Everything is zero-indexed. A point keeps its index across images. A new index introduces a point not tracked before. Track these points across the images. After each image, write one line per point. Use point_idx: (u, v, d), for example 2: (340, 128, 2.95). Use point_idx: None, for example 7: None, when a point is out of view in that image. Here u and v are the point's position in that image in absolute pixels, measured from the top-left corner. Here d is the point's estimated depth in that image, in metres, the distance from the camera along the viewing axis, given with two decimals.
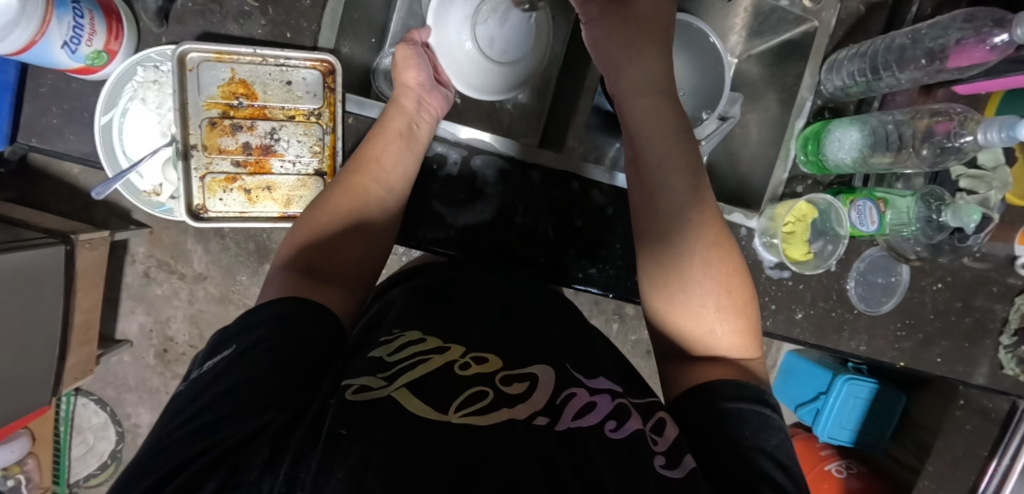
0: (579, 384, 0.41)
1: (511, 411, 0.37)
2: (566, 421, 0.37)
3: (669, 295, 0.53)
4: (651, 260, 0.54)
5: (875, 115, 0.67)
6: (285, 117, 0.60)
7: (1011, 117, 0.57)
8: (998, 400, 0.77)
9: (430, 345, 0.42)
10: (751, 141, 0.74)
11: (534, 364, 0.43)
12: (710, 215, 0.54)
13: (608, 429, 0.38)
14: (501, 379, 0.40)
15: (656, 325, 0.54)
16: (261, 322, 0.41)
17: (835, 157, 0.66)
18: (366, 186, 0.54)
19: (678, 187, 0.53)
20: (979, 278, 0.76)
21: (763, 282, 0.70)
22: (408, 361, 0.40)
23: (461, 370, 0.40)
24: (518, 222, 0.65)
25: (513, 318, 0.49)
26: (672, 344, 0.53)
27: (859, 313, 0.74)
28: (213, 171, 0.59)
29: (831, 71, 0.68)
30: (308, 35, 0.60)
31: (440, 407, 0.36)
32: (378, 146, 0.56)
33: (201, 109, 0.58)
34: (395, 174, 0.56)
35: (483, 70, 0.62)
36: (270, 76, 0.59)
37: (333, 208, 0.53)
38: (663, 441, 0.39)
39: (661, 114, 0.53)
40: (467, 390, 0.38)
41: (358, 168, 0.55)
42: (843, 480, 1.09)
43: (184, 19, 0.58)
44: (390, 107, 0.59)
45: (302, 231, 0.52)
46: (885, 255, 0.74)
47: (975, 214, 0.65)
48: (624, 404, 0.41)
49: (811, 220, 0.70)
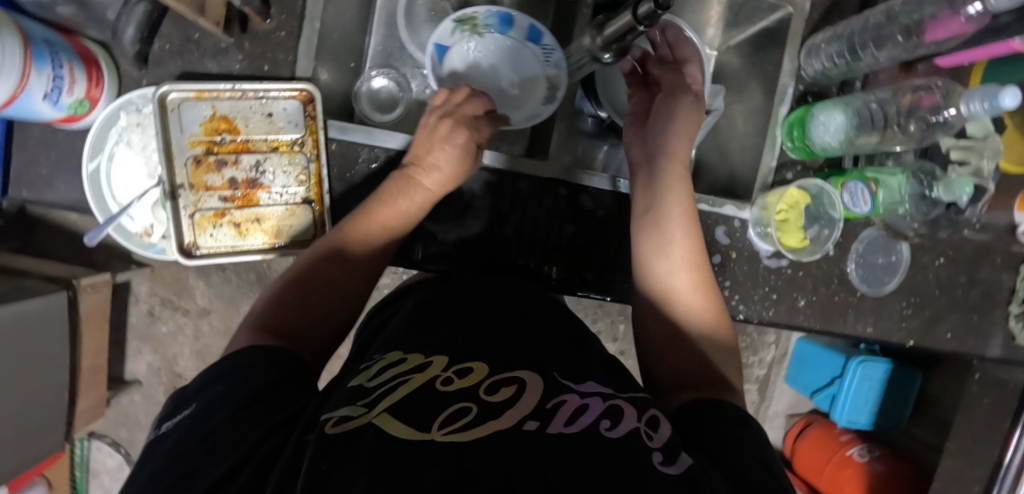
0: (569, 390, 0.41)
1: (498, 422, 0.36)
2: (558, 425, 0.36)
3: (662, 336, 0.52)
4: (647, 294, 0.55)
5: (857, 95, 0.66)
6: (269, 149, 0.60)
7: (993, 86, 0.54)
8: (1013, 372, 0.82)
9: (411, 365, 0.42)
10: (737, 132, 0.74)
11: (522, 370, 0.42)
12: (677, 205, 0.56)
13: (603, 429, 0.36)
14: (487, 388, 0.40)
15: (650, 355, 0.52)
16: (219, 377, 0.41)
17: (821, 140, 0.66)
18: (343, 251, 0.53)
19: (678, 244, 0.55)
20: (979, 250, 0.76)
21: (763, 272, 0.69)
22: (389, 384, 0.40)
23: (444, 386, 0.40)
24: (511, 232, 0.64)
25: (504, 332, 0.49)
26: (664, 379, 0.50)
27: (863, 295, 0.73)
28: (201, 208, 0.59)
29: (810, 55, 0.69)
30: (286, 66, 0.60)
31: (422, 426, 0.35)
32: (372, 222, 0.54)
33: (185, 148, 0.58)
34: (377, 248, 0.54)
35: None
36: (251, 110, 0.60)
37: (307, 271, 0.51)
38: (658, 437, 0.37)
39: (677, 179, 0.58)
40: (451, 404, 0.37)
41: (346, 235, 0.53)
42: (866, 464, 1.08)
43: (164, 61, 0.59)
44: (396, 180, 0.56)
45: (277, 290, 0.50)
46: (883, 235, 0.73)
47: (967, 187, 0.65)
48: (616, 404, 0.40)
49: (804, 206, 0.69)
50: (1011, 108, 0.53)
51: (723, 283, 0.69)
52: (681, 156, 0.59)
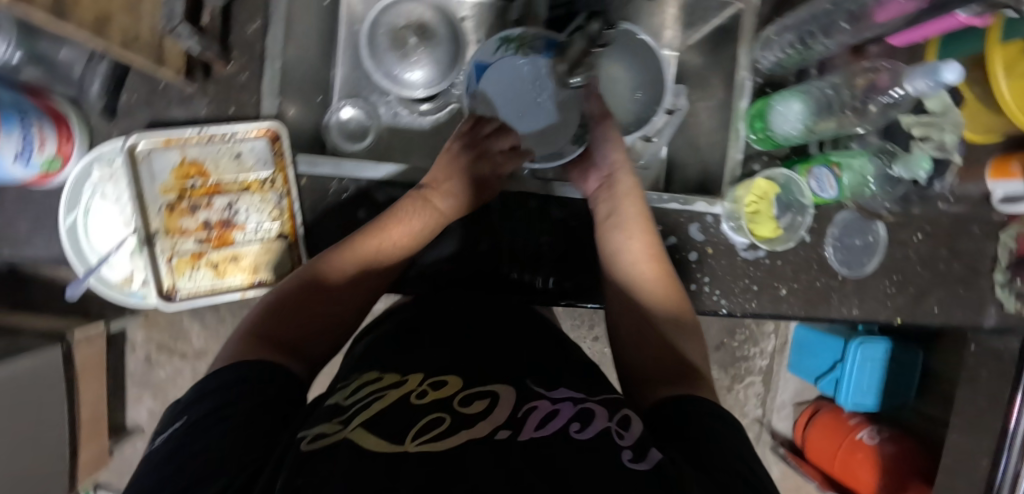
0: (540, 397, 0.42)
1: (472, 430, 0.37)
2: (529, 431, 0.37)
3: (642, 331, 0.53)
4: (621, 298, 0.56)
5: (812, 83, 0.67)
6: (240, 189, 0.62)
7: (932, 63, 0.53)
8: (1007, 341, 0.82)
9: (387, 382, 0.44)
10: (703, 128, 0.75)
11: (497, 384, 0.43)
12: (634, 209, 0.59)
13: (572, 431, 0.37)
14: (460, 401, 0.41)
15: (630, 350, 0.53)
16: (212, 391, 0.40)
17: (782, 130, 0.68)
18: (344, 265, 0.54)
19: (638, 254, 0.57)
20: (955, 222, 0.77)
21: (741, 265, 0.70)
22: (364, 401, 0.41)
23: (418, 399, 0.41)
24: (486, 249, 0.65)
25: (481, 349, 0.50)
26: (643, 369, 0.50)
27: (845, 278, 0.73)
28: (178, 252, 0.62)
29: (764, 49, 0.70)
30: (250, 107, 0.61)
31: (395, 439, 0.36)
32: (381, 239, 0.56)
33: (158, 195, 0.60)
34: (383, 266, 0.56)
35: (427, 64, 0.76)
36: (220, 152, 0.61)
37: (310, 281, 0.53)
38: (629, 436, 0.38)
39: (630, 196, 0.60)
40: (424, 417, 0.38)
41: (350, 250, 0.55)
42: (877, 447, 1.08)
43: (131, 111, 0.60)
44: (407, 202, 0.59)
45: (277, 301, 0.51)
46: (858, 217, 0.73)
47: (925, 163, 0.67)
48: (587, 407, 0.41)
49: (775, 195, 0.70)
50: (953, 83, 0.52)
51: (702, 279, 0.69)
52: (624, 166, 0.62)
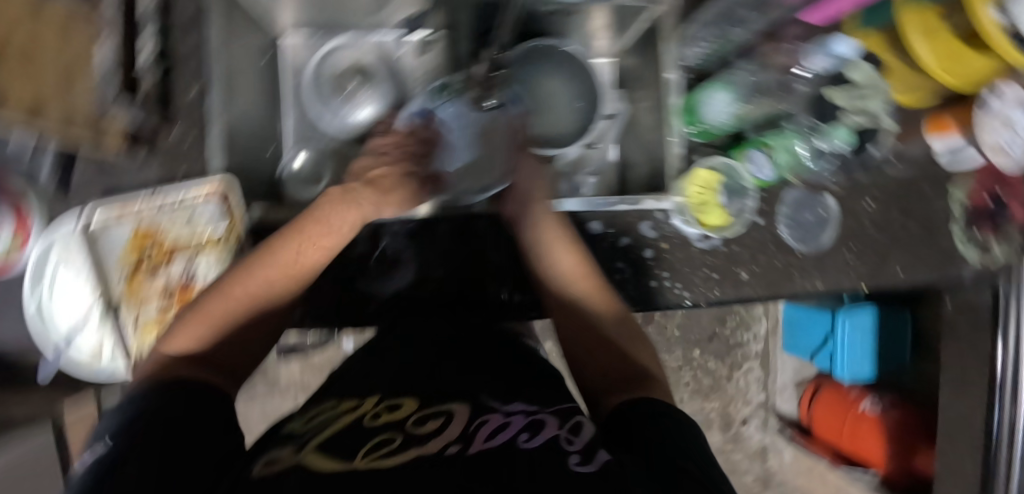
0: (494, 410, 0.43)
1: (424, 446, 0.37)
2: (479, 443, 0.37)
3: (582, 338, 0.55)
4: (562, 316, 0.57)
5: (741, 71, 0.71)
6: (195, 247, 0.65)
7: (824, 38, 0.66)
8: (980, 292, 0.82)
9: (343, 411, 0.44)
10: (644, 128, 0.78)
11: (453, 403, 0.44)
12: (551, 222, 0.61)
13: (520, 441, 0.37)
14: (414, 422, 0.41)
15: (581, 359, 0.54)
16: (155, 408, 0.38)
17: (714, 120, 0.72)
18: (264, 272, 0.53)
19: (568, 264, 0.59)
20: (904, 184, 0.78)
21: (697, 256, 0.71)
22: (320, 428, 0.41)
23: (372, 420, 0.42)
24: (440, 274, 0.67)
25: (439, 371, 0.50)
26: (599, 378, 0.51)
27: (802, 254, 0.74)
28: (143, 315, 0.65)
29: (687, 45, 0.72)
30: (198, 168, 0.63)
31: (348, 457, 0.36)
32: (299, 243, 0.55)
33: (117, 264, 0.64)
34: (304, 267, 0.55)
35: (373, 103, 0.82)
36: (172, 216, 0.64)
37: (229, 294, 0.52)
38: (579, 440, 0.38)
39: (546, 209, 0.62)
40: (377, 436, 0.39)
41: (265, 258, 0.54)
42: (881, 415, 1.08)
43: (84, 188, 0.62)
44: (324, 202, 0.58)
45: (195, 320, 0.50)
46: (804, 193, 0.74)
47: (842, 134, 0.71)
48: (539, 418, 0.41)
49: (718, 183, 0.73)
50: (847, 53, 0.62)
51: (661, 275, 0.71)
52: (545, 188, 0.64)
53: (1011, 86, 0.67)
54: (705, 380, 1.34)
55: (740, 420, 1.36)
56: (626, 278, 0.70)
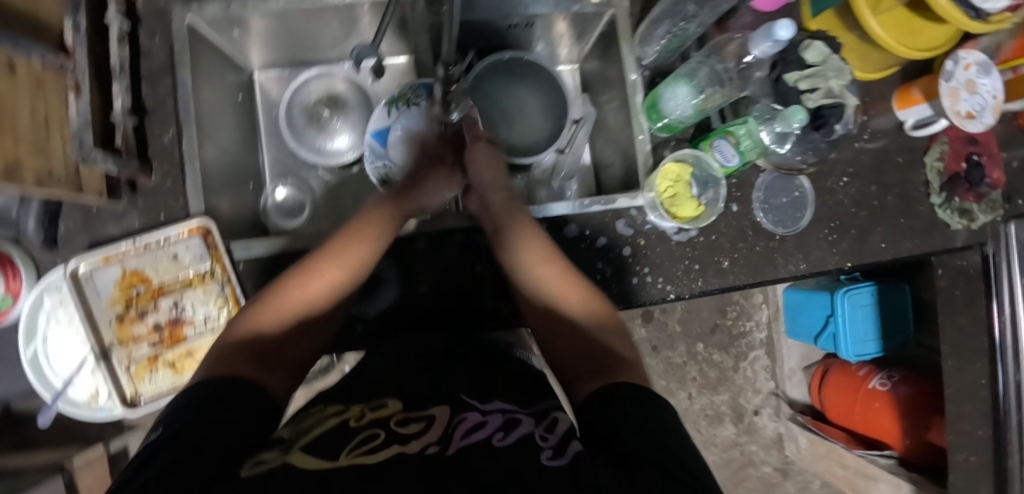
0: (473, 409, 0.43)
1: (403, 444, 0.38)
2: (457, 441, 0.38)
3: (555, 329, 0.57)
4: (536, 310, 0.59)
5: (698, 61, 0.72)
6: (182, 287, 0.66)
7: (768, 24, 0.62)
8: (968, 257, 0.81)
9: (329, 415, 0.45)
10: (614, 128, 0.79)
11: (435, 404, 0.45)
12: (514, 221, 0.62)
13: (495, 439, 0.38)
14: (398, 422, 0.41)
15: (559, 349, 0.56)
16: (195, 399, 0.42)
17: (674, 114, 0.72)
18: (324, 270, 0.57)
19: (534, 260, 0.59)
20: (877, 157, 0.78)
21: (676, 249, 0.72)
22: (305, 431, 0.42)
23: (356, 422, 0.43)
24: (424, 290, 0.67)
25: (423, 375, 0.51)
26: (574, 368, 0.53)
27: (783, 237, 0.74)
28: (134, 358, 0.65)
29: (645, 44, 0.74)
30: (179, 209, 0.65)
31: (331, 455, 0.37)
32: (348, 245, 0.59)
33: (106, 309, 0.64)
34: (356, 265, 0.59)
35: (349, 132, 0.81)
36: (157, 257, 0.64)
37: (289, 290, 0.56)
38: (553, 436, 0.39)
39: (507, 208, 0.64)
40: (359, 435, 0.40)
41: (322, 258, 0.58)
42: (891, 391, 1.05)
43: (70, 239, 0.63)
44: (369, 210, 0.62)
45: (258, 317, 0.54)
46: (777, 177, 0.75)
47: (799, 114, 0.68)
48: (516, 416, 0.42)
49: (688, 176, 0.73)
50: (786, 38, 0.61)
51: (642, 271, 0.71)
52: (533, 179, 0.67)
53: (970, 54, 0.73)
54: (711, 373, 1.34)
55: (752, 410, 1.35)
56: (608, 278, 0.71)
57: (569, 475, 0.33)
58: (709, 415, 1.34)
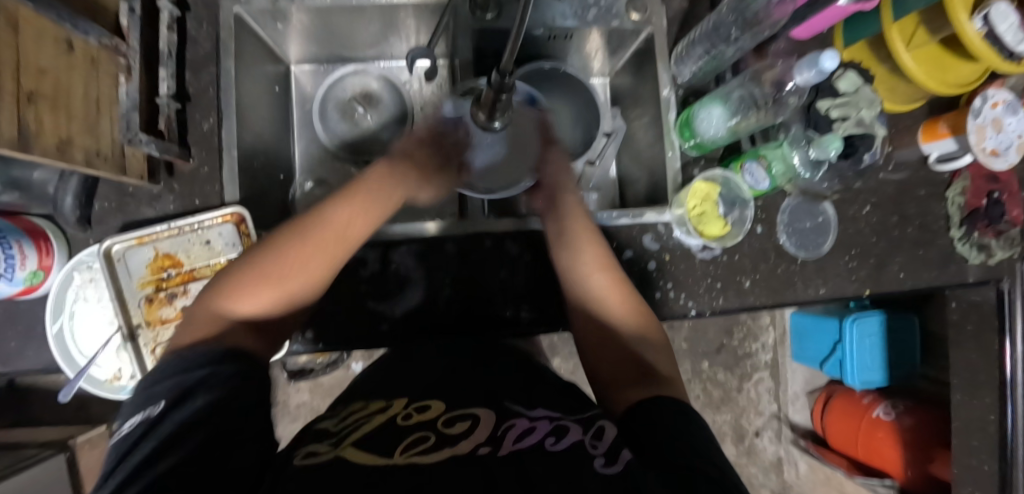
0: (519, 414, 0.43)
1: (453, 446, 0.38)
2: (508, 445, 0.38)
3: (593, 330, 0.60)
4: (578, 307, 0.61)
5: (732, 86, 0.72)
6: (213, 272, 0.66)
7: (813, 54, 0.63)
8: (984, 293, 0.82)
9: (374, 410, 0.46)
10: (642, 144, 0.80)
11: (479, 407, 0.45)
12: (575, 219, 0.64)
13: (547, 445, 0.38)
14: (443, 423, 0.42)
15: (594, 353, 0.58)
16: (210, 376, 0.41)
17: (708, 135, 0.73)
18: (318, 241, 0.54)
19: (585, 258, 0.61)
20: (901, 189, 0.78)
21: (699, 266, 0.73)
22: (353, 426, 0.43)
23: (403, 421, 0.43)
24: (449, 293, 0.68)
25: (466, 377, 0.52)
26: (607, 373, 0.56)
27: (804, 261, 0.75)
28: (160, 341, 0.65)
29: (680, 63, 0.76)
30: (214, 196, 0.65)
31: (386, 453, 0.38)
32: (340, 215, 0.56)
33: (136, 289, 0.65)
34: (354, 233, 0.56)
35: (378, 130, 0.82)
36: (190, 242, 0.65)
37: (279, 256, 0.53)
38: (603, 443, 0.39)
39: (570, 206, 0.66)
40: (410, 435, 0.40)
41: (317, 226, 0.55)
42: (895, 422, 1.04)
43: (104, 218, 0.64)
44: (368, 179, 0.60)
45: (249, 289, 0.53)
46: (803, 201, 0.76)
47: (835, 142, 0.70)
48: (563, 423, 0.42)
49: (717, 195, 0.74)
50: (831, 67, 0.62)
51: (665, 285, 0.72)
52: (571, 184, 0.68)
53: (998, 92, 0.74)
54: (715, 391, 1.34)
55: (753, 431, 1.35)
56: None
57: (625, 484, 0.34)
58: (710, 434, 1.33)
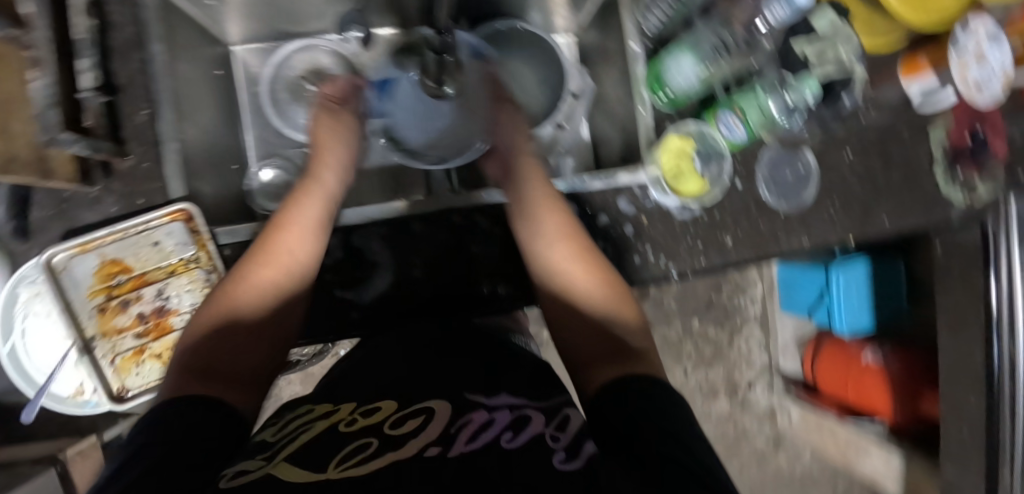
0: (477, 406, 0.44)
1: (398, 451, 0.39)
2: (459, 445, 0.39)
3: (564, 308, 0.57)
4: (545, 282, 0.58)
5: (703, 31, 0.69)
6: (166, 274, 0.64)
7: None
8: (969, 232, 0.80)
9: (321, 416, 0.47)
10: (613, 102, 0.76)
11: (432, 400, 0.47)
12: (538, 187, 0.61)
13: (502, 441, 0.39)
14: (393, 423, 0.43)
15: (570, 331, 0.56)
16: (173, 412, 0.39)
17: (679, 85, 0.70)
18: (261, 270, 0.56)
19: (551, 227, 0.58)
20: (884, 131, 0.75)
21: (679, 227, 0.70)
22: (296, 436, 0.43)
23: (347, 427, 0.44)
24: (420, 274, 0.65)
25: (427, 371, 0.51)
26: (583, 354, 0.53)
27: (786, 213, 0.72)
28: (120, 351, 0.63)
29: (646, 11, 0.73)
30: (159, 194, 0.61)
31: (319, 467, 0.38)
32: (276, 239, 0.57)
33: (86, 299, 0.62)
34: (297, 255, 0.57)
35: None
36: (138, 244, 0.62)
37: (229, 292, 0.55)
38: (562, 436, 0.41)
39: (533, 178, 0.63)
40: (356, 441, 0.41)
41: (260, 256, 0.56)
42: (884, 365, 1.04)
43: (45, 226, 0.60)
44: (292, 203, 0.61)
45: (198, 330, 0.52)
46: (782, 151, 0.72)
47: (809, 85, 0.68)
48: (522, 413, 0.43)
49: (692, 150, 0.71)
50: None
51: (643, 249, 0.70)
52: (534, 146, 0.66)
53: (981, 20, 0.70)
54: (706, 348, 1.34)
55: (745, 383, 1.36)
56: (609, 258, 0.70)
57: None
58: (704, 389, 1.34)
